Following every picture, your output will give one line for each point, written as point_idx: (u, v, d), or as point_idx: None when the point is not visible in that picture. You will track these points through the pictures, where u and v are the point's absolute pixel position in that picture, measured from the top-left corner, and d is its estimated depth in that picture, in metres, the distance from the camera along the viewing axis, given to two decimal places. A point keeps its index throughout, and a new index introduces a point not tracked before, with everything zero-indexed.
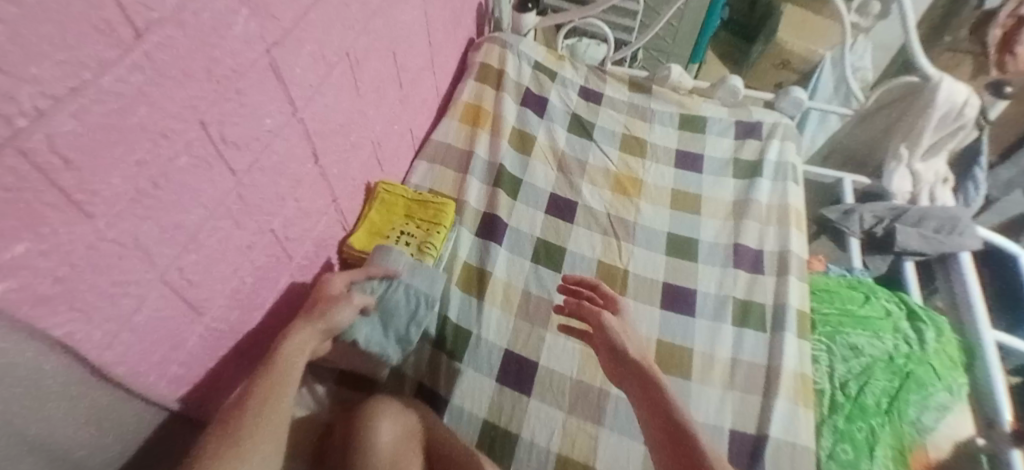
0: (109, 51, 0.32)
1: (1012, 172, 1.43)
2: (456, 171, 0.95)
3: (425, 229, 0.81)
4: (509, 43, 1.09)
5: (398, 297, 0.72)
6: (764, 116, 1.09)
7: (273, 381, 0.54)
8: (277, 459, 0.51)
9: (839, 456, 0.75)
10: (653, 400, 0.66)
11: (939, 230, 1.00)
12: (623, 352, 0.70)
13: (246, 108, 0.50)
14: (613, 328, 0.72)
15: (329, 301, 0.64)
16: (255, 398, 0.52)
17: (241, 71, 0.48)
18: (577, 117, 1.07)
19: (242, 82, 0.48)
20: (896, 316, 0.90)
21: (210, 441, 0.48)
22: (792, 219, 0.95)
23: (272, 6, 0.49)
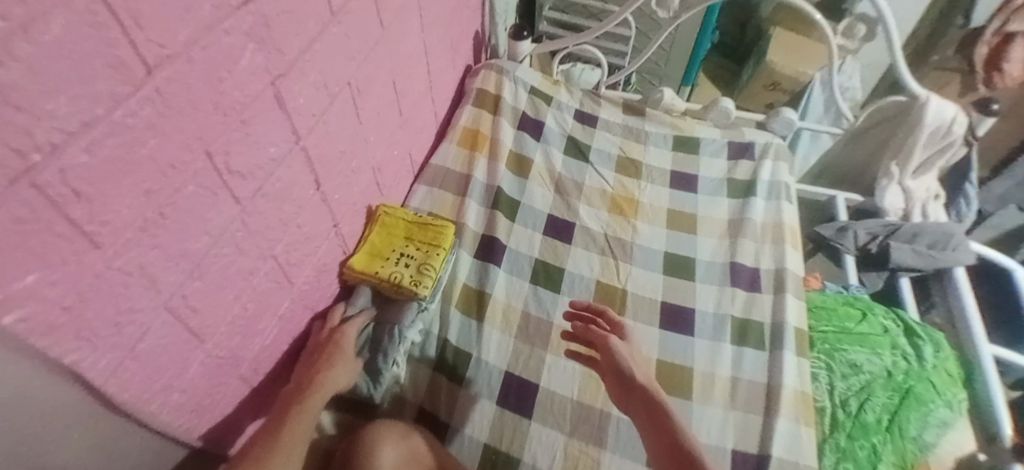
0: (121, 87, 0.33)
1: (1004, 187, 1.46)
2: (455, 195, 0.97)
3: (424, 251, 0.81)
4: (506, 69, 1.12)
5: (378, 335, 0.75)
6: (756, 137, 1.11)
7: (301, 434, 0.61)
8: None
9: None
10: (657, 423, 0.67)
11: (933, 246, 1.01)
12: (630, 376, 0.71)
13: (251, 137, 0.52)
14: (619, 352, 0.73)
15: (338, 364, 0.69)
16: (282, 449, 0.58)
17: (247, 102, 0.49)
18: (573, 139, 1.09)
19: (247, 113, 0.50)
20: (894, 333, 0.90)
21: None
22: (787, 236, 0.97)
23: (277, 39, 0.51)
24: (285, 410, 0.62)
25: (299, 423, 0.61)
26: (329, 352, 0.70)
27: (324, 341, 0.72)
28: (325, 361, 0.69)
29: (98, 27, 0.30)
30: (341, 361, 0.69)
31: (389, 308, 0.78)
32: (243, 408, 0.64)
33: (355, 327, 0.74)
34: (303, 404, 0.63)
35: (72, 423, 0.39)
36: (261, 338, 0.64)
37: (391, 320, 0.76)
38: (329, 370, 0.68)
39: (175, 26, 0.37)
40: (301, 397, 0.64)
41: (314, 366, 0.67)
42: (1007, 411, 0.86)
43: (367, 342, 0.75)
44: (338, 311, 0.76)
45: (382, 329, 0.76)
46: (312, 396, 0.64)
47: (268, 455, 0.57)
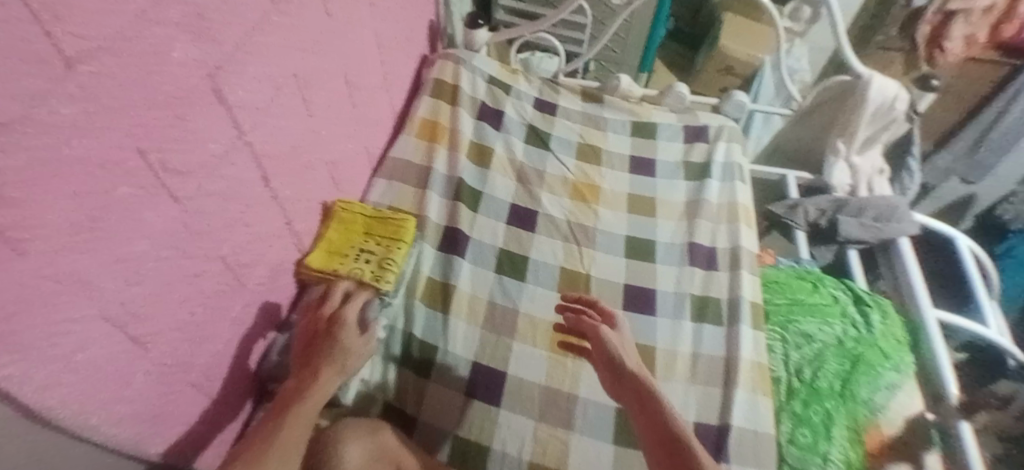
0: (44, 84, 0.31)
1: (948, 160, 1.57)
2: (415, 188, 0.95)
3: (384, 246, 0.79)
4: (463, 58, 1.12)
5: None
6: (710, 121, 1.14)
7: (298, 440, 0.57)
8: None
9: (798, 440, 0.78)
10: (647, 414, 0.65)
11: (877, 219, 1.06)
12: (620, 364, 0.70)
13: (187, 134, 0.49)
14: (610, 342, 0.71)
15: (336, 353, 0.64)
16: (274, 455, 0.54)
17: (183, 96, 0.47)
18: (533, 127, 1.09)
19: (184, 108, 0.48)
20: (843, 302, 0.95)
21: None
22: (741, 215, 1.00)
23: (213, 31, 0.49)
24: (283, 406, 0.59)
25: (297, 422, 0.57)
26: (328, 346, 0.64)
27: (323, 330, 0.67)
28: (325, 358, 0.64)
29: (15, 20, 0.28)
30: (343, 354, 0.65)
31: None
32: (199, 415, 0.62)
33: (353, 311, 0.69)
34: (300, 406, 0.59)
35: (9, 435, 0.38)
36: (213, 342, 0.61)
37: None
38: (328, 361, 0.63)
39: (98, 17, 0.35)
40: (298, 399, 0.59)
41: (314, 361, 0.63)
42: (952, 372, 0.91)
43: None
44: (336, 293, 0.71)
45: None
46: (311, 397, 0.60)
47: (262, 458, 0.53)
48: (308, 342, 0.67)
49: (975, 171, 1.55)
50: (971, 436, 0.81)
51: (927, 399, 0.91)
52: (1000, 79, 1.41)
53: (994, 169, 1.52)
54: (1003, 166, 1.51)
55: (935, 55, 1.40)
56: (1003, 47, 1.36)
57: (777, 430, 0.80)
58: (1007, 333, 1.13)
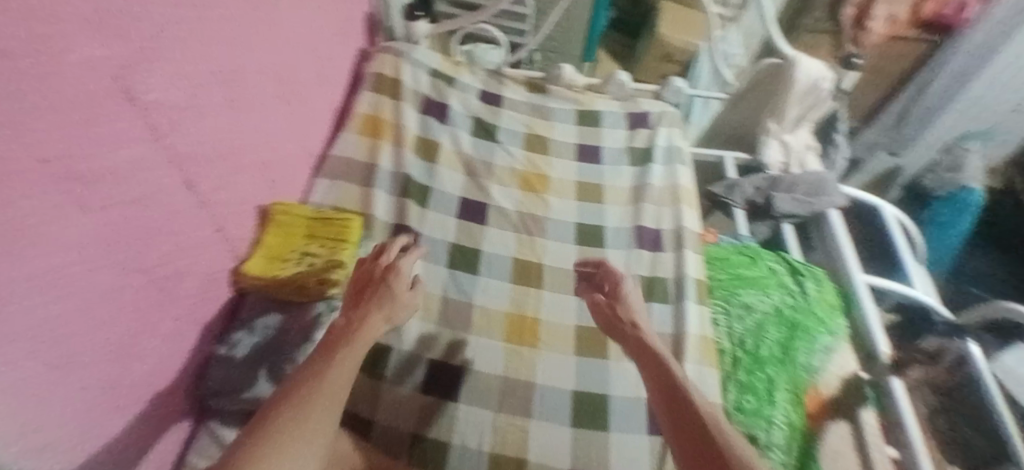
0: None
1: (874, 135, 1.71)
2: (360, 185, 0.92)
3: (329, 248, 0.76)
4: (403, 51, 1.09)
5: (269, 342, 0.69)
6: (651, 107, 1.18)
7: (345, 382, 0.53)
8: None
9: (744, 407, 0.82)
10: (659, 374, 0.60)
11: (809, 194, 1.12)
12: (627, 320, 0.69)
13: (96, 137, 0.45)
14: (624, 301, 0.72)
15: (387, 300, 0.62)
16: (319, 399, 0.50)
17: (84, 98, 0.43)
18: (479, 120, 1.09)
19: (89, 112, 0.44)
20: (780, 274, 1.00)
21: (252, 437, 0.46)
22: (683, 197, 1.03)
23: (115, 27, 0.45)
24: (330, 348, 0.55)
25: (344, 365, 0.54)
26: (379, 293, 0.63)
27: (377, 278, 0.66)
28: (374, 304, 0.62)
29: None
30: (394, 303, 0.63)
31: (286, 318, 0.71)
32: (131, 440, 0.58)
33: (407, 264, 0.67)
34: (347, 349, 0.55)
35: None
36: (141, 361, 0.57)
37: (292, 322, 0.70)
38: (376, 309, 0.61)
39: None
40: (348, 339, 0.56)
41: (364, 307, 0.61)
42: (883, 332, 0.96)
43: (262, 351, 0.68)
44: (393, 248, 0.69)
45: (284, 334, 0.69)
46: (358, 339, 0.57)
47: (309, 398, 0.50)
48: (357, 291, 0.65)
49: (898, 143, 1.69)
50: (904, 391, 0.87)
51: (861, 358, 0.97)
52: (920, 55, 1.51)
53: (916, 141, 1.66)
54: (922, 140, 1.65)
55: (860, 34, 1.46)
56: (923, 26, 1.45)
57: (725, 398, 0.83)
58: (933, 292, 1.22)
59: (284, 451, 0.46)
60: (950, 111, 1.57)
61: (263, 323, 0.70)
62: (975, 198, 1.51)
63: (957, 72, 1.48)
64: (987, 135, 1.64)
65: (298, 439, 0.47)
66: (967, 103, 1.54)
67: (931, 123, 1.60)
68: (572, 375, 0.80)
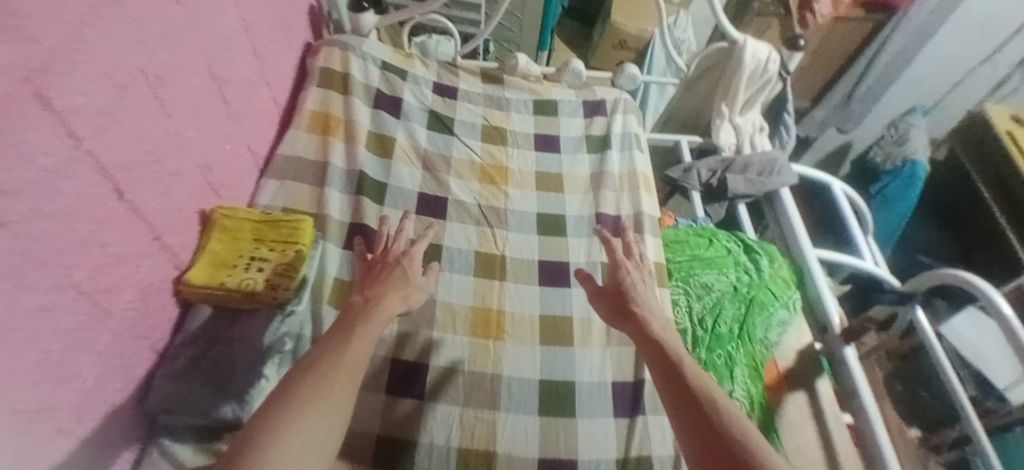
0: None
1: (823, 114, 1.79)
2: (312, 185, 0.89)
3: (279, 251, 0.73)
4: (350, 45, 1.06)
5: (218, 354, 0.66)
6: (606, 95, 1.19)
7: (362, 353, 0.61)
8: (330, 414, 0.54)
9: None
10: (663, 361, 0.62)
11: (761, 173, 1.15)
12: (634, 294, 0.73)
13: (15, 144, 0.40)
14: (630, 283, 0.75)
15: (399, 279, 0.74)
16: (349, 351, 0.59)
17: (1, 101, 0.38)
18: (435, 113, 1.07)
19: (4, 118, 0.39)
20: (736, 253, 1.02)
21: (299, 373, 0.56)
22: (641, 184, 1.05)
23: (28, 27, 0.40)
24: (354, 316, 0.65)
25: (371, 325, 0.64)
26: (393, 274, 0.74)
27: (391, 262, 0.76)
28: (390, 282, 0.73)
29: None
30: (407, 284, 0.74)
31: (239, 328, 0.68)
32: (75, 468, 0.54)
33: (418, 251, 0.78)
34: (367, 322, 0.64)
35: None
36: (80, 380, 0.53)
37: (244, 332, 0.68)
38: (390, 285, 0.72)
39: None
40: (367, 314, 0.66)
41: (381, 284, 0.72)
42: (835, 303, 0.99)
43: (211, 364, 0.66)
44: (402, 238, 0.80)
45: (234, 346, 0.67)
46: (376, 312, 0.66)
47: (340, 349, 0.59)
48: (371, 272, 0.76)
49: (848, 121, 1.78)
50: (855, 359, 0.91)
51: (815, 329, 1.01)
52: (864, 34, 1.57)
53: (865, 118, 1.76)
54: (871, 115, 1.76)
55: (807, 16, 1.46)
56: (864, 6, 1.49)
57: None
58: (881, 263, 1.28)
59: (307, 415, 0.52)
60: (894, 88, 1.68)
61: (212, 336, 0.67)
62: (920, 170, 1.60)
63: (901, 50, 1.56)
64: (934, 107, 1.75)
65: (322, 404, 0.53)
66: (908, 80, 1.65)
67: (878, 99, 1.70)
68: (537, 364, 0.80)
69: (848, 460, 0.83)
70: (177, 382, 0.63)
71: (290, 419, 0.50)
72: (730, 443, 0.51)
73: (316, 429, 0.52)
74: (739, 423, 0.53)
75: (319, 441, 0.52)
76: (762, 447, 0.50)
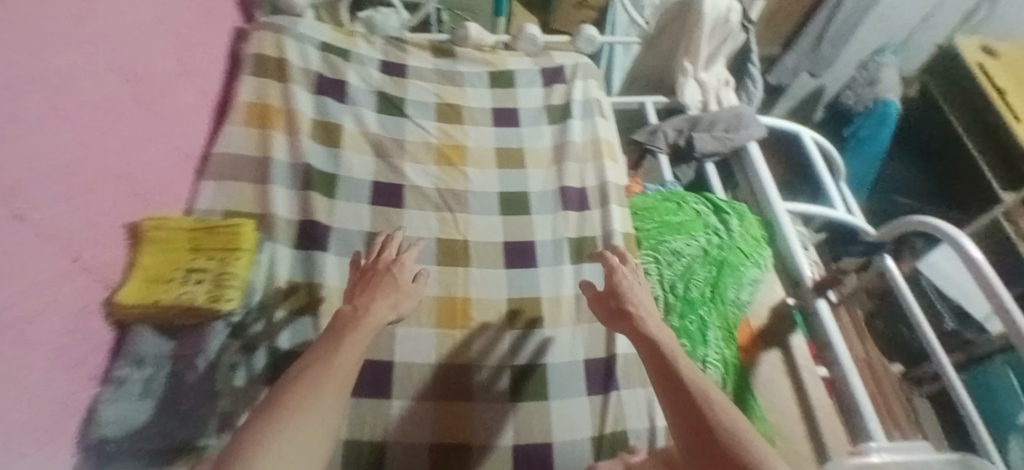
0: None
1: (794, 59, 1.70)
2: (253, 183, 0.84)
3: (219, 260, 0.69)
4: (284, 26, 0.99)
5: (160, 371, 0.64)
6: (564, 60, 1.13)
7: (354, 360, 0.56)
8: (323, 422, 0.49)
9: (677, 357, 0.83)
10: (657, 355, 0.60)
11: (728, 130, 1.12)
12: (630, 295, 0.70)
13: None
14: (625, 284, 0.72)
15: (387, 285, 0.69)
16: (339, 361, 0.54)
17: None
18: (383, 94, 1.00)
19: None
20: (705, 215, 1.00)
21: (285, 383, 0.51)
22: (605, 151, 1.01)
23: None
24: (339, 326, 0.60)
25: (360, 333, 0.60)
26: (385, 281, 0.69)
27: (382, 269, 0.71)
28: (379, 288, 0.68)
29: None
30: (396, 291, 0.68)
31: (185, 344, 0.65)
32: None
33: (410, 259, 0.74)
34: (357, 329, 0.60)
35: None
36: (23, 419, 0.49)
37: (188, 350, 0.65)
38: (379, 293, 0.68)
39: None
40: (357, 321, 0.61)
41: (368, 294, 0.67)
42: (805, 256, 0.98)
43: (160, 384, 0.63)
44: (394, 242, 0.75)
45: (179, 364, 0.64)
46: (367, 321, 0.61)
47: (333, 357, 0.55)
48: (361, 279, 0.70)
49: (818, 64, 1.69)
50: (829, 311, 0.89)
51: (787, 283, 1.00)
52: None
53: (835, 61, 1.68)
54: (842, 57, 1.67)
55: None
56: None
57: None
58: (856, 210, 1.27)
59: (292, 422, 0.46)
60: (864, 27, 1.60)
61: (153, 356, 0.64)
62: (892, 110, 1.59)
63: None
64: (903, 45, 1.69)
65: (312, 413, 0.48)
66: (878, 18, 1.58)
67: (846, 40, 1.63)
68: (507, 350, 0.78)
69: (825, 414, 0.83)
70: (138, 402, 0.61)
71: (277, 425, 0.46)
72: (725, 451, 0.47)
73: (303, 436, 0.46)
74: (731, 422, 0.50)
75: (309, 452, 0.46)
76: (751, 444, 0.47)
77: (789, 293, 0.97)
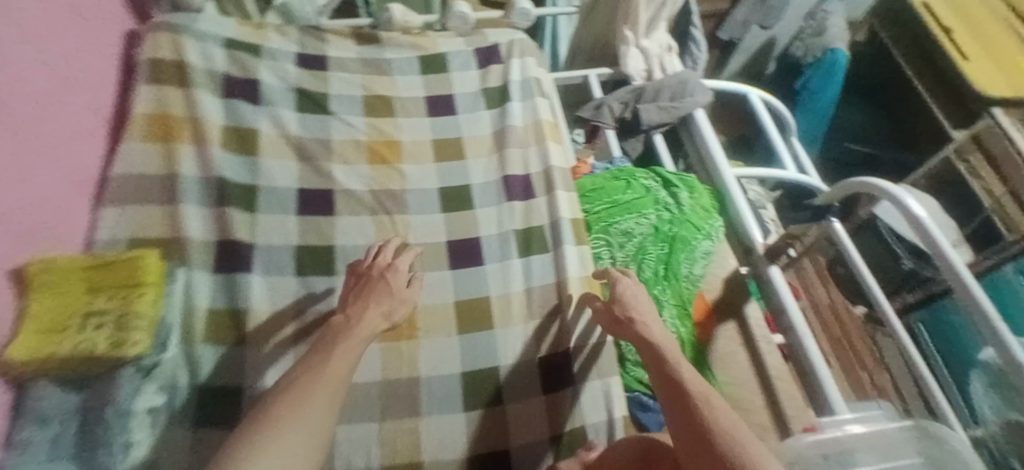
0: None
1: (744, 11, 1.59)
2: (161, 205, 0.76)
3: (120, 298, 0.63)
4: (181, 24, 0.90)
5: (69, 427, 0.58)
6: (499, 37, 1.07)
7: (344, 368, 0.57)
8: (321, 431, 0.50)
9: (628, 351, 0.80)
10: (654, 357, 0.63)
11: (674, 99, 1.08)
12: (623, 297, 0.72)
13: None
14: (623, 289, 0.73)
15: (379, 293, 0.69)
16: (327, 369, 0.56)
17: None
18: (302, 91, 0.92)
19: None
20: (654, 191, 0.97)
21: (277, 394, 0.52)
22: (547, 133, 0.96)
23: None
24: (330, 339, 0.62)
25: (349, 343, 0.61)
26: (378, 288, 0.70)
27: (375, 276, 0.71)
28: (374, 293, 0.69)
29: None
30: (391, 297, 0.69)
31: (95, 394, 0.59)
32: None
33: (404, 262, 0.74)
34: (347, 341, 0.61)
35: None
36: None
37: (100, 398, 0.59)
38: (373, 301, 0.69)
39: None
40: (347, 333, 0.62)
41: (361, 303, 0.68)
42: (756, 223, 0.96)
43: (76, 439, 0.57)
44: (392, 247, 0.76)
45: (92, 415, 0.58)
46: (355, 334, 0.63)
47: (324, 365, 0.56)
48: (358, 283, 0.72)
49: (769, 16, 1.56)
50: (782, 277, 0.88)
51: (740, 252, 0.99)
52: None
53: (783, 12, 1.55)
54: (791, 7, 1.54)
55: None
56: None
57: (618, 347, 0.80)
58: (808, 168, 1.27)
59: (285, 428, 0.47)
60: None
61: (58, 413, 0.58)
62: (841, 57, 1.55)
63: None
64: None
65: (307, 420, 0.49)
66: None
67: None
68: (457, 356, 0.74)
69: (782, 383, 0.82)
70: (48, 465, 0.55)
71: (272, 432, 0.46)
72: (713, 445, 0.49)
73: (296, 449, 0.46)
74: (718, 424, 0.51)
75: (302, 458, 0.46)
76: (750, 445, 0.47)
77: (743, 262, 0.97)
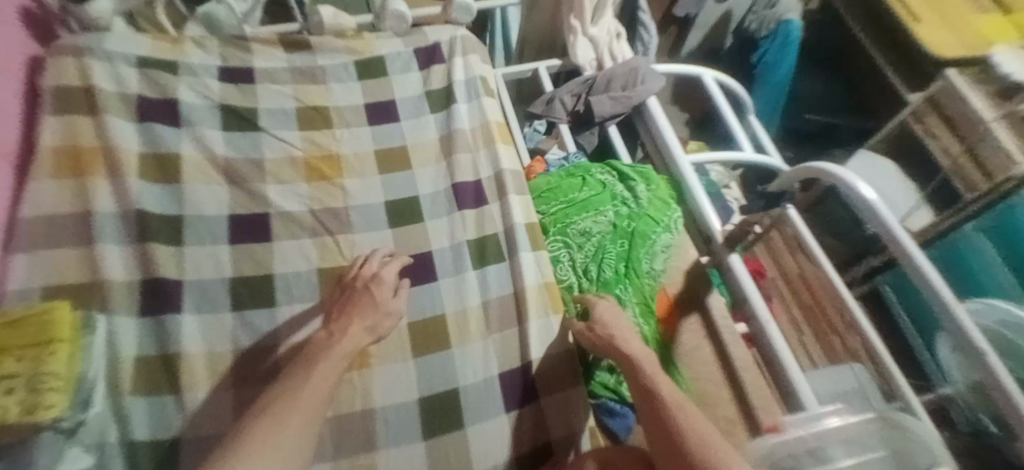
0: None
1: None
2: (77, 248, 0.70)
3: (31, 359, 0.54)
4: (88, 46, 0.83)
5: None
6: (439, 35, 1.01)
7: (324, 391, 0.54)
8: (296, 453, 0.48)
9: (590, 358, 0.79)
10: (631, 367, 0.63)
11: (626, 88, 1.05)
12: (598, 314, 0.70)
13: None
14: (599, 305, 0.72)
15: (360, 307, 0.66)
16: (304, 391, 0.53)
17: None
18: (229, 108, 0.87)
19: None
20: (611, 186, 0.94)
21: (257, 415, 0.50)
22: (496, 134, 0.92)
23: None
24: (305, 359, 0.59)
25: (328, 358, 0.58)
26: (362, 301, 0.67)
27: (360, 288, 0.68)
28: (355, 305, 0.67)
29: None
30: (375, 310, 0.66)
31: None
32: None
33: (389, 273, 0.71)
34: (328, 359, 0.58)
35: None
36: None
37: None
38: (355, 316, 0.65)
39: None
40: (326, 350, 0.60)
41: (344, 318, 0.65)
42: (716, 211, 0.94)
43: None
44: (375, 258, 0.73)
45: None
46: (337, 349, 0.60)
47: (300, 386, 0.54)
48: (340, 295, 0.69)
49: None
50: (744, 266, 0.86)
51: (701, 242, 0.98)
52: None
53: None
54: None
55: None
56: None
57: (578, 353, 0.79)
58: (767, 147, 1.26)
59: (261, 451, 0.46)
60: None
61: None
62: (794, 29, 1.53)
63: None
64: None
65: (286, 444, 0.48)
66: None
67: None
68: (412, 382, 0.71)
69: (748, 373, 0.81)
70: None
71: (245, 455, 0.45)
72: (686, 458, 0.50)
73: None
74: (699, 439, 0.51)
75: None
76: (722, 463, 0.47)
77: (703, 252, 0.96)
